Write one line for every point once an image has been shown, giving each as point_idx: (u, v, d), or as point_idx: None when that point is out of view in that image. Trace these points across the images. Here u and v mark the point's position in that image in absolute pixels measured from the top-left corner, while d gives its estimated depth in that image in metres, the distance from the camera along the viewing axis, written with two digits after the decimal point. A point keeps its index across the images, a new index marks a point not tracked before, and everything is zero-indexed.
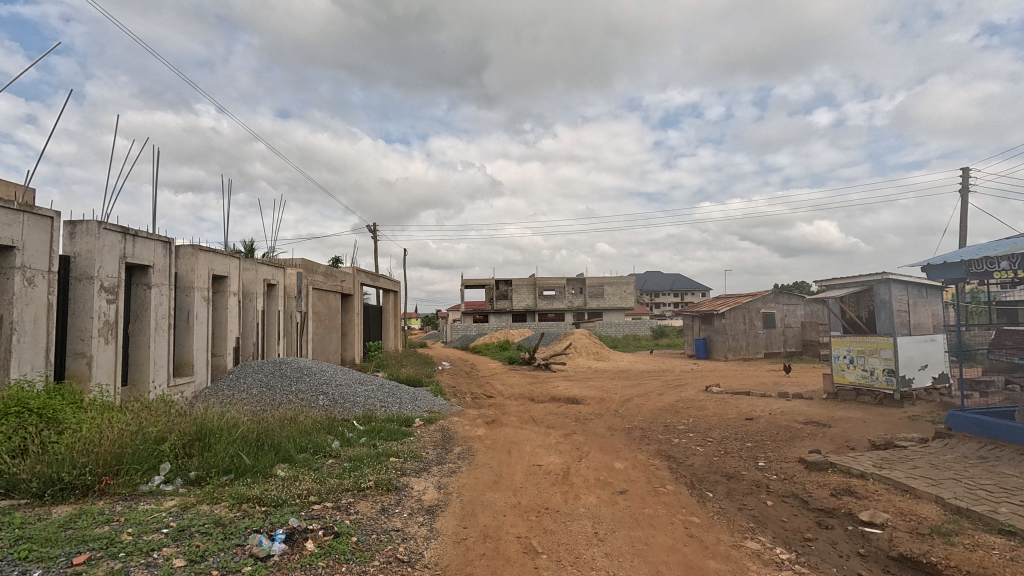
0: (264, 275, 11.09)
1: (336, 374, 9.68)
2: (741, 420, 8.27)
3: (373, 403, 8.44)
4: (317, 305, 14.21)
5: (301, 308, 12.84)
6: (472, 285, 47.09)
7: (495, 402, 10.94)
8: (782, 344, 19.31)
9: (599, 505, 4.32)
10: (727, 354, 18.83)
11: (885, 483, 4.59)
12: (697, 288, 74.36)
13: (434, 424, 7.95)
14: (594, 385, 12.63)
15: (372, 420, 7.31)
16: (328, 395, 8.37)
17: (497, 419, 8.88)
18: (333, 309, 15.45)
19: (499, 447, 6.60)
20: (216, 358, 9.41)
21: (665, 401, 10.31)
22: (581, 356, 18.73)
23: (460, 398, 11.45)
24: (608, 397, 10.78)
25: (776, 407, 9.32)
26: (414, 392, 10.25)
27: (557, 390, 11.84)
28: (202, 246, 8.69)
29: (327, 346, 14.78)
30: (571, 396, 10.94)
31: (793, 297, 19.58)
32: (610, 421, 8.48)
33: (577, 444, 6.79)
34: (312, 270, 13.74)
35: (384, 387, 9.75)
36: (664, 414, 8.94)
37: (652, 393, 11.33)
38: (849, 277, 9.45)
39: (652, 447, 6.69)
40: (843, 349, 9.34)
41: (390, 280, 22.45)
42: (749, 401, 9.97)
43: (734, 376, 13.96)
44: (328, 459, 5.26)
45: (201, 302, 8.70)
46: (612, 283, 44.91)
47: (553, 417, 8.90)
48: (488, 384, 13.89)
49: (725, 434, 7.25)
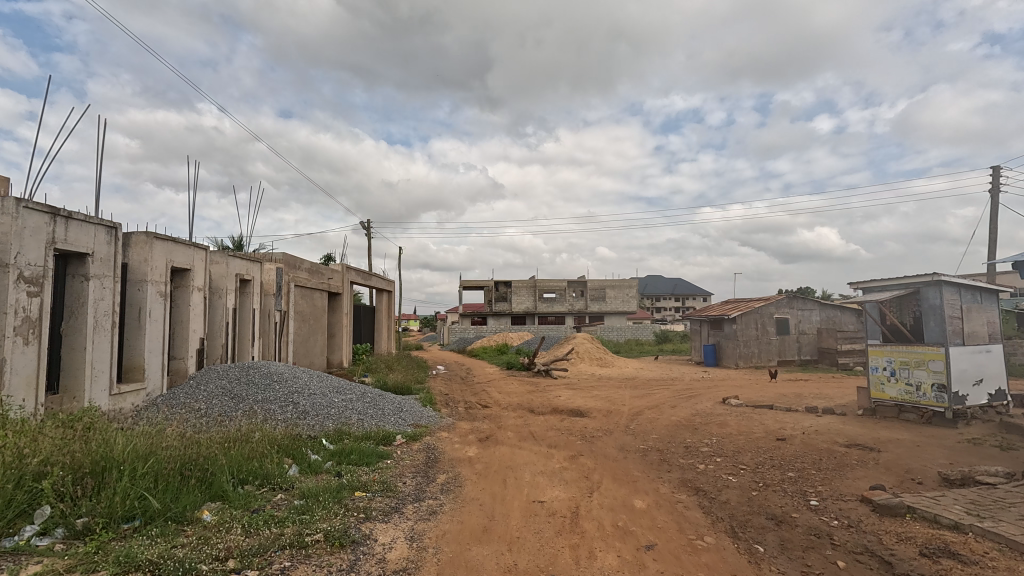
0: (237, 269, 10.03)
1: (311, 381, 8.62)
2: (773, 440, 7.18)
3: (350, 416, 7.40)
4: (299, 304, 13.13)
5: (280, 307, 11.77)
6: (471, 286, 45.99)
7: (490, 413, 9.87)
8: (797, 351, 18.22)
9: (621, 570, 3.26)
10: (738, 361, 17.79)
11: (995, 543, 3.51)
12: (698, 292, 73.43)
13: (417, 442, 6.87)
14: (600, 395, 11.54)
15: (344, 439, 6.24)
16: (298, 406, 7.31)
17: (492, 435, 7.83)
18: (319, 308, 14.39)
19: (493, 473, 5.54)
20: (176, 361, 8.32)
21: (680, 415, 9.22)
22: (584, 362, 17.65)
23: (452, 408, 10.37)
24: (617, 410, 9.71)
25: (807, 423, 8.23)
26: (399, 402, 9.19)
27: (559, 400, 10.76)
28: (158, 234, 7.62)
29: (311, 348, 13.69)
30: (574, 408, 9.87)
31: (808, 301, 18.46)
32: (621, 439, 7.38)
33: (585, 471, 5.71)
34: (294, 266, 12.66)
35: (366, 397, 8.70)
36: (682, 432, 7.86)
37: (665, 405, 10.23)
38: (891, 278, 8.46)
39: (675, 476, 5.60)
40: (883, 360, 8.28)
41: (384, 280, 21.38)
42: (775, 416, 8.88)
43: (751, 387, 12.84)
44: (276, 495, 4.17)
45: (155, 298, 7.63)
46: (614, 286, 43.87)
47: (555, 434, 7.82)
48: (484, 391, 12.80)
49: (759, 459, 6.16)
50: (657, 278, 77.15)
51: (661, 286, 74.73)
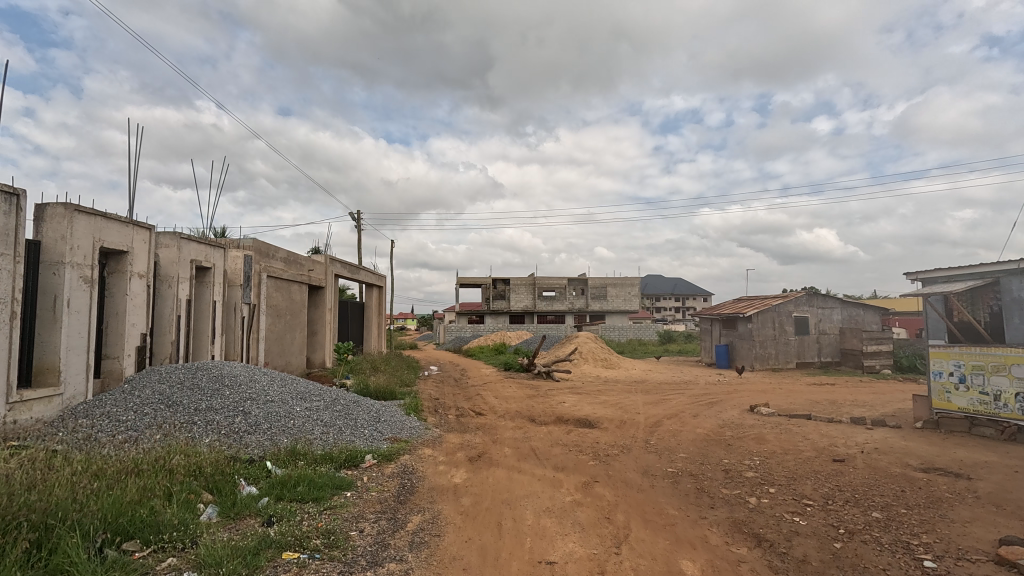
0: (193, 255, 8.66)
1: (272, 384, 7.26)
2: (828, 462, 5.87)
3: (312, 429, 6.06)
4: (273, 297, 11.79)
5: (248, 299, 10.44)
6: (468, 284, 44.69)
7: (484, 422, 8.54)
8: (817, 353, 16.88)
9: None
10: (754, 363, 16.49)
11: None
12: (699, 292, 72.28)
13: (391, 465, 5.52)
14: (609, 401, 10.22)
15: (294, 464, 4.88)
16: (248, 418, 5.95)
17: (486, 451, 6.50)
18: (297, 303, 13.06)
19: (484, 512, 4.20)
20: (108, 361, 6.96)
21: (705, 427, 7.90)
22: (588, 363, 16.33)
23: (441, 416, 9.05)
24: (632, 420, 8.36)
25: (862, 439, 6.91)
26: (377, 410, 7.83)
27: (563, 407, 9.43)
28: (81, 206, 6.26)
29: (286, 346, 12.35)
30: (582, 417, 8.55)
31: (829, 299, 17.12)
32: (642, 459, 6.08)
33: (605, 507, 4.38)
34: (267, 254, 11.30)
35: (337, 404, 7.37)
36: (714, 449, 6.54)
37: (685, 414, 8.91)
38: (961, 269, 7.23)
39: (723, 515, 4.27)
40: (949, 364, 7.02)
41: (374, 274, 20.05)
42: (818, 429, 7.56)
43: (776, 393, 11.52)
44: (160, 566, 2.81)
45: (77, 284, 6.26)
46: (614, 284, 42.63)
47: (561, 451, 6.51)
48: (479, 396, 11.48)
49: (825, 491, 4.82)
50: (658, 277, 75.87)
51: (662, 285, 73.51)
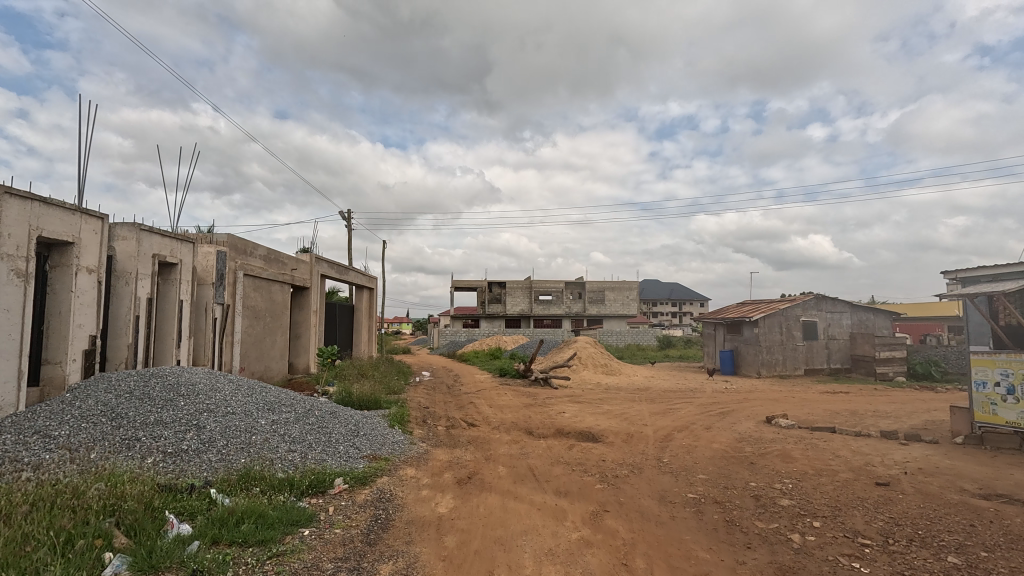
0: (155, 249, 7.84)
1: (236, 394, 6.43)
2: (871, 486, 5.09)
3: (276, 447, 5.24)
4: (252, 297, 10.97)
5: (221, 299, 9.61)
6: (463, 287, 43.88)
7: (477, 435, 7.73)
8: (826, 359, 16.15)
9: None
10: (761, 369, 15.76)
11: None
12: (696, 297, 71.72)
13: (366, 490, 4.71)
14: (612, 411, 9.43)
15: (245, 493, 4.07)
16: (200, 435, 5.12)
17: (477, 471, 5.69)
18: (279, 304, 12.25)
19: (471, 557, 3.40)
20: (49, 366, 6.12)
21: (721, 441, 7.12)
22: (587, 369, 15.56)
23: (429, 428, 8.23)
24: (639, 433, 7.58)
25: (900, 457, 6.15)
26: (357, 422, 7.01)
27: (563, 418, 8.64)
28: (13, 189, 5.45)
29: (265, 351, 11.51)
30: (584, 429, 7.76)
31: (838, 303, 16.41)
32: (656, 481, 5.30)
33: (619, 549, 3.59)
34: (243, 251, 10.48)
35: (311, 415, 6.55)
36: (736, 468, 5.77)
37: (696, 427, 8.13)
38: (1007, 266, 6.54)
39: (765, 560, 3.48)
40: (994, 373, 6.28)
41: (364, 275, 19.27)
42: (848, 445, 6.79)
43: (789, 403, 10.77)
44: None
45: (7, 278, 5.43)
46: (613, 288, 41.96)
47: (563, 471, 5.71)
48: (472, 404, 10.67)
49: (879, 526, 4.04)
50: (655, 282, 75.29)
51: (659, 290, 72.92)
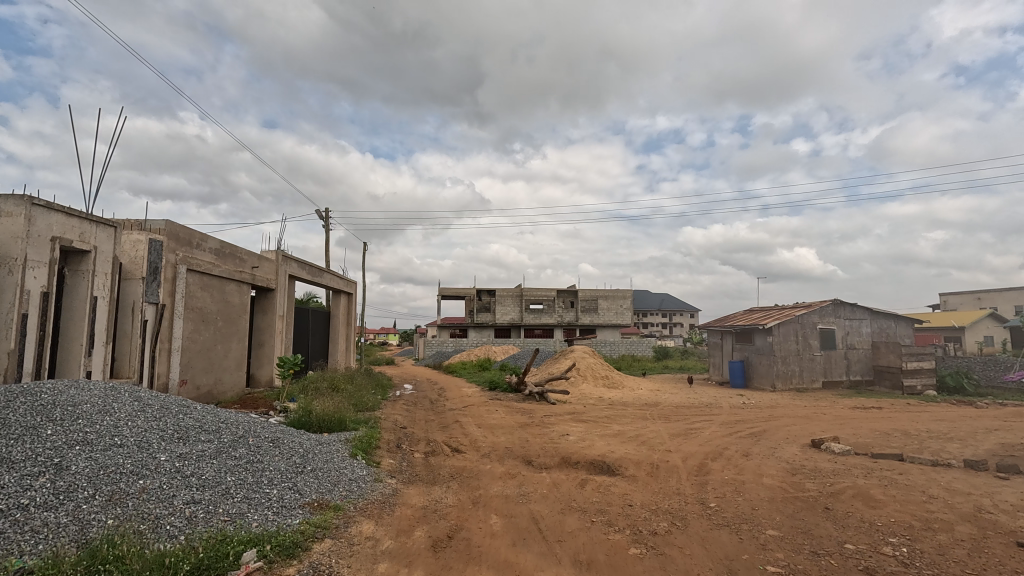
0: (56, 231, 6.22)
1: (139, 416, 4.76)
2: (1017, 551, 3.60)
3: (169, 499, 3.62)
4: (200, 297, 9.31)
5: (154, 297, 7.96)
6: (451, 296, 42.27)
7: (463, 467, 6.14)
8: (845, 371, 14.82)
9: None
10: (775, 382, 14.39)
11: None
12: (687, 308, 70.83)
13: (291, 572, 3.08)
14: (624, 432, 7.90)
15: None
16: (54, 483, 3.44)
17: (461, 527, 4.10)
18: (235, 307, 10.60)
19: None
20: None
21: (772, 475, 5.64)
22: (587, 382, 14.07)
23: (404, 457, 6.62)
24: (667, 463, 6.05)
25: (1016, 499, 4.70)
26: (306, 452, 5.38)
27: (568, 443, 7.11)
28: None
29: (215, 361, 9.83)
30: (596, 458, 6.24)
31: (857, 309, 15.13)
32: (713, 542, 3.77)
33: None
34: (187, 242, 8.85)
35: (241, 445, 4.92)
36: (812, 518, 4.26)
37: (732, 453, 6.62)
38: None
39: None
40: None
41: (341, 279, 17.68)
42: (935, 480, 5.33)
43: (824, 421, 9.33)
44: None
45: None
46: (606, 297, 40.67)
47: (581, 524, 4.14)
48: (458, 424, 9.08)
49: None
50: (646, 292, 74.29)
51: (650, 301, 71.91)
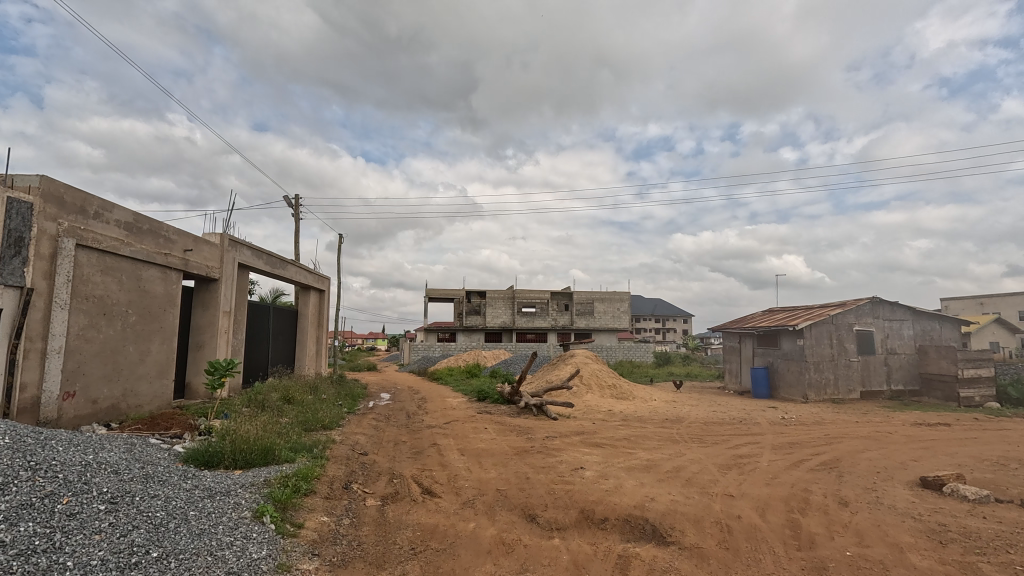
0: None
1: None
2: None
3: None
4: (99, 282, 7.14)
5: (16, 278, 5.79)
6: (440, 298, 40.09)
7: (431, 527, 4.04)
8: (885, 380, 12.94)
9: None
10: (808, 393, 12.45)
11: None
12: (681, 314, 69.30)
13: None
14: (658, 464, 5.85)
15: None
16: None
17: None
18: (157, 298, 8.43)
19: None
20: None
21: (915, 546, 3.61)
22: (592, 392, 12.05)
23: (347, 508, 4.50)
24: (741, 523, 4.00)
25: None
26: (165, 520, 3.21)
27: (586, 482, 5.06)
28: None
29: (124, 365, 7.65)
30: (633, 514, 4.16)
31: (899, 309, 13.27)
32: None
33: None
34: (77, 209, 6.70)
35: (27, 518, 2.73)
36: None
37: (823, 502, 4.60)
38: None
39: None
40: None
41: (310, 274, 15.53)
42: None
43: (901, 445, 7.35)
44: None
45: None
46: (602, 299, 38.78)
47: None
48: (434, 448, 6.98)
49: None
50: (640, 296, 72.54)
51: (644, 305, 70.20)
